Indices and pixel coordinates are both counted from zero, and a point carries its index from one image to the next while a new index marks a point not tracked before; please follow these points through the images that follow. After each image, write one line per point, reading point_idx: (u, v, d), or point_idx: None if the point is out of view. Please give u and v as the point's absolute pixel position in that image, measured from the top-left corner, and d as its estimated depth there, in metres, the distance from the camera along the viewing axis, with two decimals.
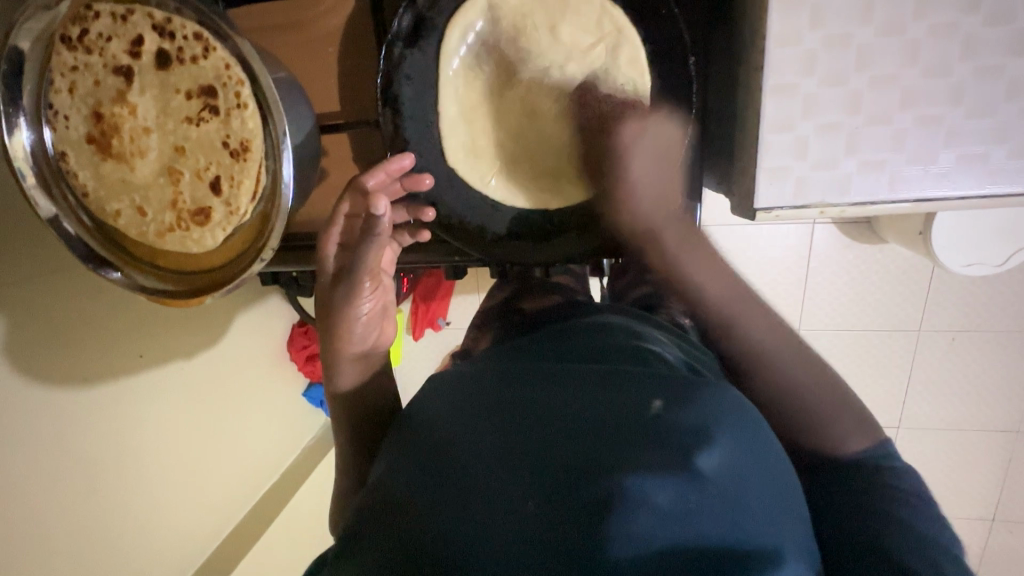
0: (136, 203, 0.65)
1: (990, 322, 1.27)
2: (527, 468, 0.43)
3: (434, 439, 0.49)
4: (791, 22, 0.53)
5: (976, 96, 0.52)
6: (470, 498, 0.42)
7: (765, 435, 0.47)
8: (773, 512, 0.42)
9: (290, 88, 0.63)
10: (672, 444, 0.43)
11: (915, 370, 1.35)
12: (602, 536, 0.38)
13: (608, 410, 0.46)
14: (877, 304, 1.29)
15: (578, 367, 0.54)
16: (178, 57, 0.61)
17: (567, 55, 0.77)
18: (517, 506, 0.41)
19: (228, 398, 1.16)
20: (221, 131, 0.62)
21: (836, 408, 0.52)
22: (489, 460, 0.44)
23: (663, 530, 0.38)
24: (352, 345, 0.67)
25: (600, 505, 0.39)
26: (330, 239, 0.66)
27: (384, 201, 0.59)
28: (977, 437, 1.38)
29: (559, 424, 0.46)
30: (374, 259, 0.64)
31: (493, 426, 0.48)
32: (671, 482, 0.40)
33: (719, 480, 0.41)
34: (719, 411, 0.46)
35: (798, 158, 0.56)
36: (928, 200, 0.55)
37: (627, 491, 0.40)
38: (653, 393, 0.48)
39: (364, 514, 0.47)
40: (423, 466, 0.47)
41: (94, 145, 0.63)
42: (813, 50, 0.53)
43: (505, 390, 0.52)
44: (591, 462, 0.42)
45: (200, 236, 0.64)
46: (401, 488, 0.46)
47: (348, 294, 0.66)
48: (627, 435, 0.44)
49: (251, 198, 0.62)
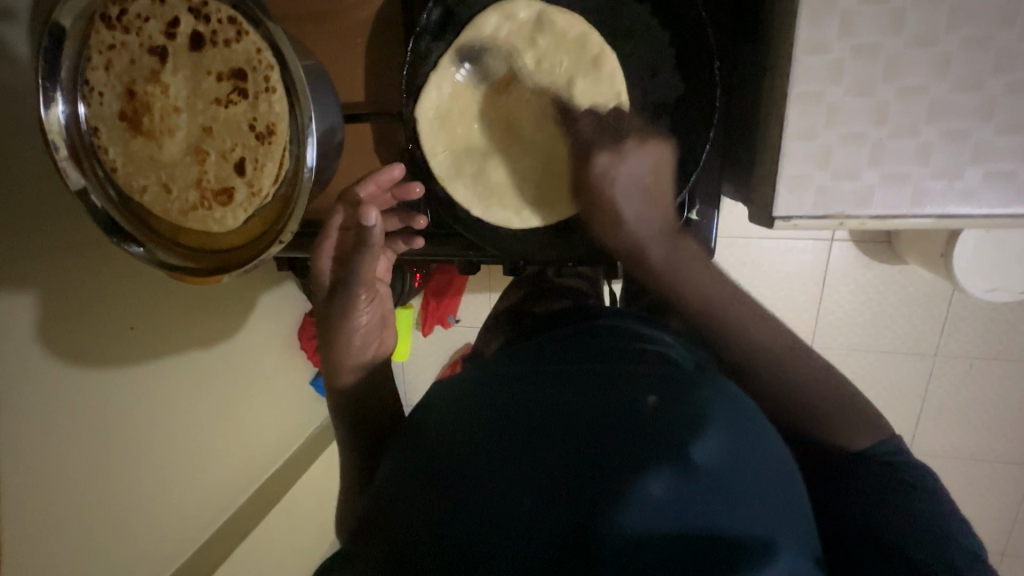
0: (162, 180, 0.66)
1: (1010, 351, 1.24)
2: (517, 471, 0.43)
3: (434, 437, 0.49)
4: (819, 29, 0.52)
5: (1007, 112, 0.51)
6: (465, 499, 0.43)
7: (765, 429, 0.45)
8: (776, 505, 0.42)
9: (319, 76, 0.64)
10: (667, 438, 0.42)
11: (929, 396, 1.32)
12: (596, 530, 0.38)
13: (604, 407, 0.46)
14: (895, 325, 1.27)
15: (576, 365, 0.54)
16: (212, 40, 0.62)
17: (600, 50, 0.72)
18: (513, 504, 0.41)
19: (237, 384, 1.18)
20: (248, 114, 0.62)
21: (841, 415, 0.58)
22: (483, 457, 0.45)
23: (652, 523, 0.38)
24: (355, 355, 0.69)
25: (595, 503, 0.39)
26: (323, 253, 0.68)
27: (373, 212, 0.63)
28: (989, 468, 1.35)
29: (553, 419, 0.46)
30: (368, 271, 0.67)
31: (491, 422, 0.48)
32: (665, 474, 0.40)
33: (716, 473, 0.41)
34: (717, 401, 0.45)
35: (819, 168, 0.56)
36: (951, 216, 0.55)
37: (621, 487, 0.40)
38: (646, 388, 0.47)
39: (368, 516, 0.47)
40: (419, 473, 0.47)
41: (126, 122, 0.65)
42: (839, 58, 0.53)
43: (505, 387, 0.52)
44: (586, 458, 0.42)
45: (221, 216, 0.65)
46: (400, 489, 0.47)
47: (344, 305, 0.68)
48: (619, 430, 0.43)
49: (273, 180, 0.62)
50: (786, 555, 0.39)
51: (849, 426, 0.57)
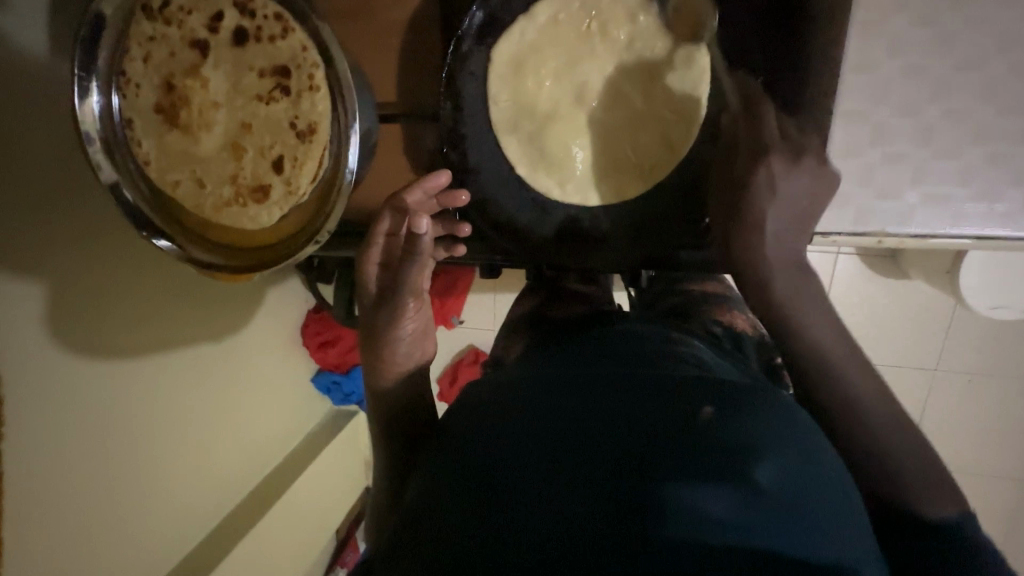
0: (196, 175, 0.65)
1: (1007, 368, 1.26)
2: (574, 477, 0.43)
3: (478, 441, 0.49)
4: (868, 49, 0.53)
5: None
6: (519, 504, 0.43)
7: (814, 441, 0.46)
8: (840, 511, 0.42)
9: (359, 76, 0.63)
10: (725, 452, 0.43)
11: (927, 410, 1.33)
12: (662, 543, 0.38)
13: (658, 417, 0.46)
14: (896, 338, 1.28)
15: (620, 370, 0.54)
16: (256, 36, 0.62)
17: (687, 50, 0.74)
18: (569, 512, 0.41)
19: (241, 379, 1.17)
20: (289, 112, 0.62)
21: (907, 451, 0.46)
22: (535, 462, 0.45)
23: (718, 537, 0.39)
24: (399, 364, 0.69)
25: (659, 514, 0.40)
26: (370, 259, 0.69)
27: (424, 220, 0.63)
28: (983, 482, 1.37)
29: (606, 427, 0.46)
30: (415, 279, 0.68)
31: (540, 425, 0.48)
32: (726, 489, 0.41)
33: (776, 489, 0.41)
34: (770, 415, 0.46)
35: (862, 186, 0.56)
36: (989, 239, 0.55)
37: (684, 502, 0.40)
38: (703, 399, 0.47)
39: (410, 520, 0.46)
40: (466, 476, 0.46)
41: (162, 115, 0.64)
42: (888, 78, 0.53)
43: (550, 391, 0.52)
44: (646, 468, 0.42)
45: (256, 213, 0.64)
46: (444, 494, 0.46)
47: (391, 315, 0.68)
48: (677, 442, 0.44)
49: (311, 179, 0.61)
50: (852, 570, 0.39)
51: (916, 474, 0.45)
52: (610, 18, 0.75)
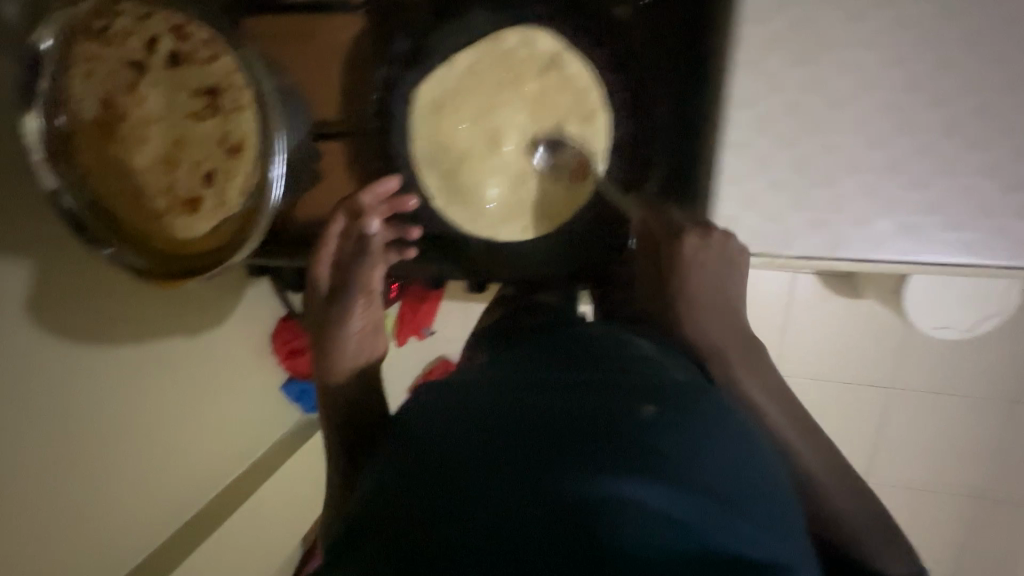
0: (132, 186, 0.68)
1: (959, 385, 1.30)
2: (488, 482, 0.36)
3: (408, 443, 0.42)
4: (749, 86, 0.58)
5: (915, 170, 0.56)
6: (439, 511, 0.36)
7: (754, 441, 0.43)
8: (774, 517, 0.38)
9: (293, 98, 0.67)
10: (667, 446, 0.38)
11: (884, 425, 1.37)
12: (596, 548, 0.32)
13: (596, 407, 0.40)
14: (855, 354, 1.33)
15: (563, 363, 0.48)
16: (188, 59, 0.66)
17: (594, 108, 0.74)
18: (495, 518, 0.35)
19: (218, 382, 1.13)
20: (219, 130, 0.66)
21: (872, 529, 0.54)
22: (460, 462, 0.38)
23: (657, 537, 0.33)
24: (347, 361, 0.69)
25: (594, 512, 0.33)
26: (323, 257, 0.73)
27: (374, 220, 0.71)
28: (941, 496, 1.40)
29: (541, 418, 0.40)
30: (366, 276, 0.71)
31: (469, 422, 0.41)
32: (666, 485, 0.35)
33: (716, 486, 0.37)
34: (709, 414, 0.42)
35: (747, 212, 0.61)
36: (863, 262, 0.60)
37: (622, 497, 0.34)
38: (642, 397, 0.42)
39: (343, 535, 0.40)
40: (381, 485, 0.41)
41: (101, 130, 0.67)
42: (766, 113, 0.58)
43: (484, 388, 0.46)
44: (581, 462, 0.36)
45: (189, 223, 0.69)
46: (373, 500, 0.40)
47: (342, 310, 0.70)
48: (615, 433, 0.38)
49: (240, 193, 0.66)
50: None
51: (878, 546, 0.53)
52: (528, 60, 0.75)
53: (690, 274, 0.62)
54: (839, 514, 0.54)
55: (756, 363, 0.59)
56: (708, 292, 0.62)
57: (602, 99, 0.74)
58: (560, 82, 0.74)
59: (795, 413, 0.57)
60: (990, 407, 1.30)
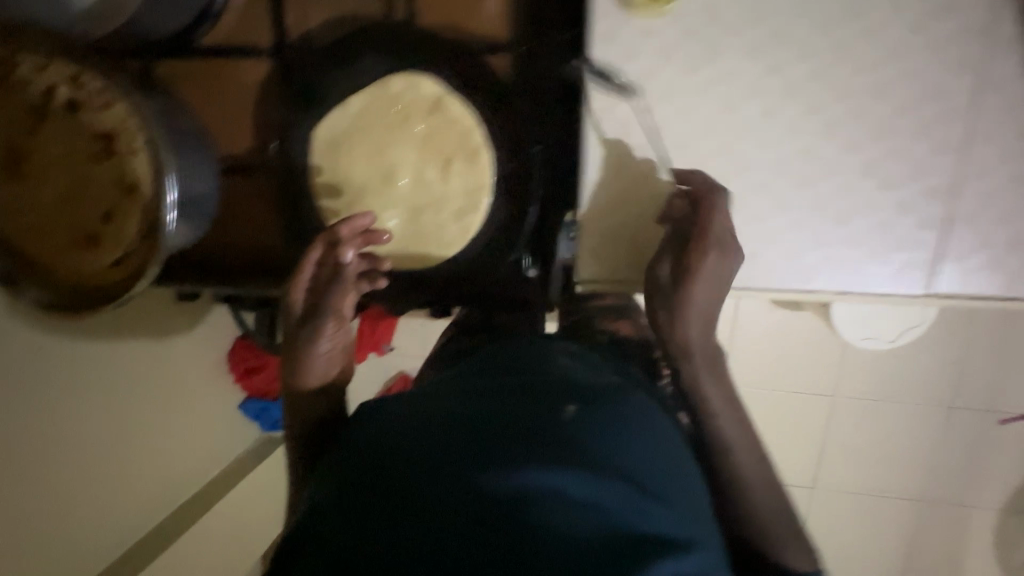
0: (34, 224, 0.73)
1: (907, 393, 1.21)
2: (431, 485, 0.38)
3: (351, 454, 0.44)
4: (601, 136, 0.70)
5: (748, 206, 0.69)
6: (380, 510, 0.38)
7: (668, 434, 0.47)
8: (685, 498, 0.43)
9: (188, 141, 0.70)
10: (586, 440, 0.41)
11: (839, 436, 1.28)
12: (526, 532, 0.35)
13: (523, 409, 0.43)
14: (798, 366, 1.24)
15: (498, 371, 0.51)
16: (83, 107, 0.70)
17: (478, 146, 0.79)
18: (431, 513, 0.37)
19: (169, 404, 1.08)
20: (113, 174, 0.71)
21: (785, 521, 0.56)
22: (398, 465, 0.40)
23: (580, 522, 0.36)
24: (314, 379, 0.66)
25: (520, 503, 0.36)
26: (298, 284, 0.69)
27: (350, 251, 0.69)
28: (914, 512, 1.28)
29: (473, 421, 0.43)
30: (337, 301, 0.68)
31: (408, 428, 0.44)
32: (587, 475, 0.39)
33: (633, 471, 0.41)
34: (625, 408, 0.46)
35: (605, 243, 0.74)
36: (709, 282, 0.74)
37: (545, 487, 0.37)
38: (569, 394, 0.45)
39: (287, 543, 0.41)
40: (333, 488, 0.42)
41: (8, 173, 0.72)
42: (618, 158, 0.71)
43: (423, 397, 0.48)
44: (508, 457, 0.39)
45: (87, 261, 0.72)
46: (319, 508, 0.41)
47: (311, 333, 0.67)
48: (541, 430, 0.41)
49: (134, 233, 0.70)
50: (698, 551, 0.39)
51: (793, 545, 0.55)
52: (414, 102, 0.79)
53: (693, 282, 0.64)
54: (755, 508, 0.56)
55: (716, 367, 0.63)
56: (708, 295, 0.65)
57: (484, 138, 0.79)
58: (444, 123, 0.79)
59: (741, 415, 0.60)
60: (949, 416, 1.20)
